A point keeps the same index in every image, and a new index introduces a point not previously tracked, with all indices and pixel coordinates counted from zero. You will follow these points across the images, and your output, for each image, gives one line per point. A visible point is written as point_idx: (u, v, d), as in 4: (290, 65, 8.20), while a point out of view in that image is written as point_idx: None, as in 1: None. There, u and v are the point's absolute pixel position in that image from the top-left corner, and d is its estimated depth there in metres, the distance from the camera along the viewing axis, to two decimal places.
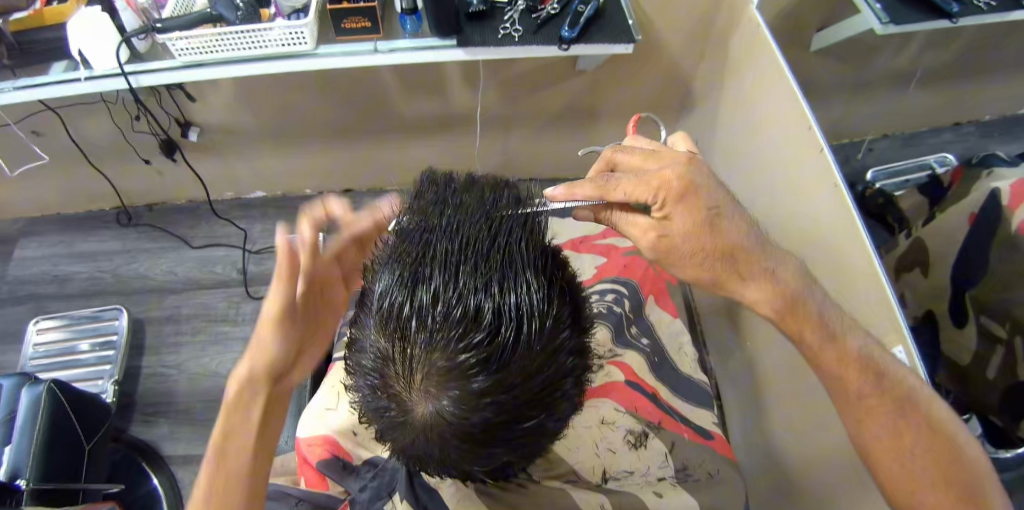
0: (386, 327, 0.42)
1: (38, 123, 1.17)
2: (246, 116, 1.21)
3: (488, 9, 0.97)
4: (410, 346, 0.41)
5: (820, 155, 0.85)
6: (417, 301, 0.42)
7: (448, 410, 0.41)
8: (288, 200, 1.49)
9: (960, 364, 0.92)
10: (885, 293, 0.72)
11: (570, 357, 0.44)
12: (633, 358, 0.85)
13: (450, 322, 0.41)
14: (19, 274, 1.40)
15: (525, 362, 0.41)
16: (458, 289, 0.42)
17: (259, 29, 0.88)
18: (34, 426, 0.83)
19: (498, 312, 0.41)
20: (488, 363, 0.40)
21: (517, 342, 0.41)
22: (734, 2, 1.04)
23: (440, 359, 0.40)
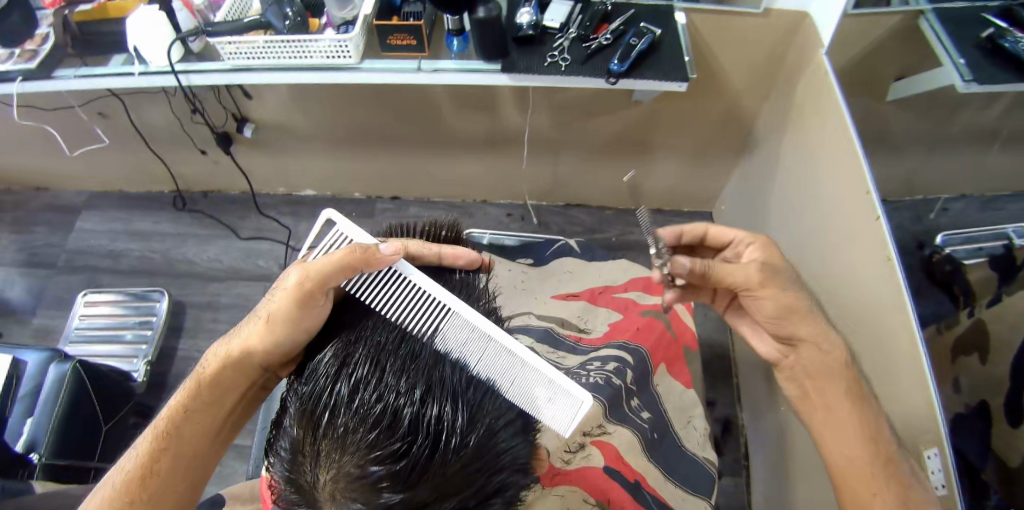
0: (307, 422, 0.47)
1: (104, 106, 1.23)
2: (298, 118, 1.22)
3: (539, 34, 0.93)
4: (325, 443, 0.45)
5: (875, 225, 0.78)
6: (339, 399, 0.47)
7: None
8: (337, 201, 1.52)
9: (1010, 466, 0.81)
10: (929, 389, 0.66)
11: (494, 477, 0.46)
12: (623, 436, 0.82)
13: (367, 425, 0.44)
14: (78, 245, 1.49)
15: (437, 478, 0.43)
16: (380, 393, 0.46)
17: (307, 39, 0.89)
18: (54, 402, 0.92)
19: (415, 420, 0.45)
20: (398, 474, 0.43)
21: (431, 455, 0.43)
22: (805, 45, 0.97)
23: (352, 464, 0.43)
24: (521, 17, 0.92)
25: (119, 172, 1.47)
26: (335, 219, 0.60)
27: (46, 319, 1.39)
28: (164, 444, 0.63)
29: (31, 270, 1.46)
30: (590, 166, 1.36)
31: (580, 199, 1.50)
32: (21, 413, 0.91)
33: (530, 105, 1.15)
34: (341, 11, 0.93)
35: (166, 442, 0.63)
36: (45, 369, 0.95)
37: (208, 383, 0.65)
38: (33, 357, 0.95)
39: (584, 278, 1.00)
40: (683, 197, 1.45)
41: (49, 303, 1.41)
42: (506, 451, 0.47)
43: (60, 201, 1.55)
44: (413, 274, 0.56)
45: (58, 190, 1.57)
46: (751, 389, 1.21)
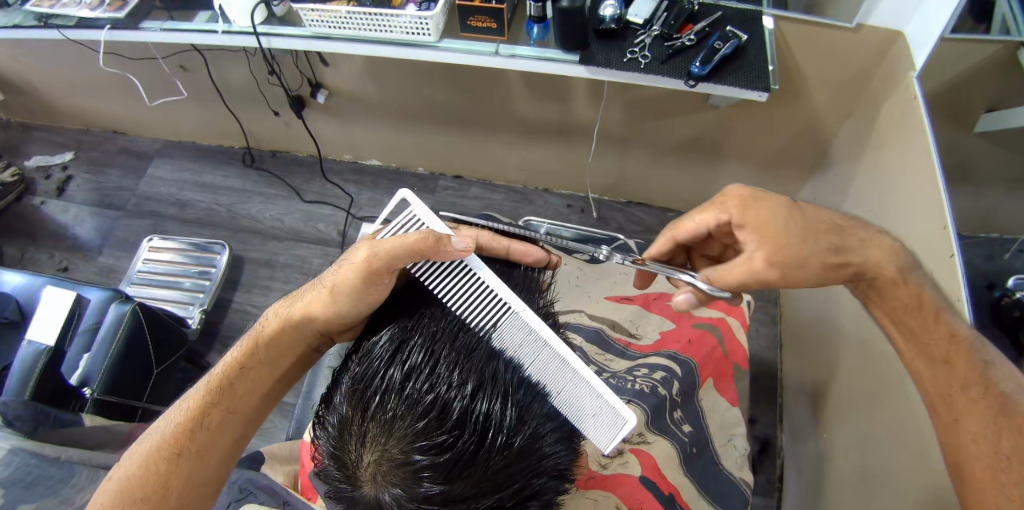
0: (359, 401, 0.52)
1: (185, 60, 1.27)
2: (370, 88, 1.23)
3: (621, 28, 0.91)
4: (372, 425, 0.50)
5: (948, 261, 0.75)
6: (391, 383, 0.52)
7: (394, 500, 0.48)
8: (400, 174, 1.55)
9: None
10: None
11: (535, 480, 0.50)
12: (662, 449, 0.81)
13: (416, 414, 0.49)
14: (148, 191, 1.56)
15: (477, 473, 0.47)
16: (431, 384, 0.51)
17: (389, 14, 0.89)
18: (111, 341, 0.97)
19: (463, 414, 0.49)
20: (439, 466, 0.47)
21: (474, 451, 0.48)
22: (897, 63, 0.92)
23: (399, 449, 0.48)
24: (605, 10, 0.91)
25: (192, 124, 1.53)
26: (410, 202, 0.61)
27: (113, 259, 1.47)
28: (216, 398, 0.64)
29: (102, 210, 1.54)
30: (656, 168, 1.34)
31: (641, 198, 1.48)
32: (79, 349, 0.97)
33: (603, 99, 1.14)
34: None
35: (220, 396, 0.64)
36: (106, 308, 1.02)
37: (267, 342, 0.68)
38: (96, 294, 1.03)
39: (639, 282, 1.01)
40: None
41: (115, 244, 1.49)
42: (552, 458, 0.51)
43: (135, 147, 1.63)
44: (485, 274, 0.57)
45: (134, 136, 1.64)
46: (795, 409, 1.19)
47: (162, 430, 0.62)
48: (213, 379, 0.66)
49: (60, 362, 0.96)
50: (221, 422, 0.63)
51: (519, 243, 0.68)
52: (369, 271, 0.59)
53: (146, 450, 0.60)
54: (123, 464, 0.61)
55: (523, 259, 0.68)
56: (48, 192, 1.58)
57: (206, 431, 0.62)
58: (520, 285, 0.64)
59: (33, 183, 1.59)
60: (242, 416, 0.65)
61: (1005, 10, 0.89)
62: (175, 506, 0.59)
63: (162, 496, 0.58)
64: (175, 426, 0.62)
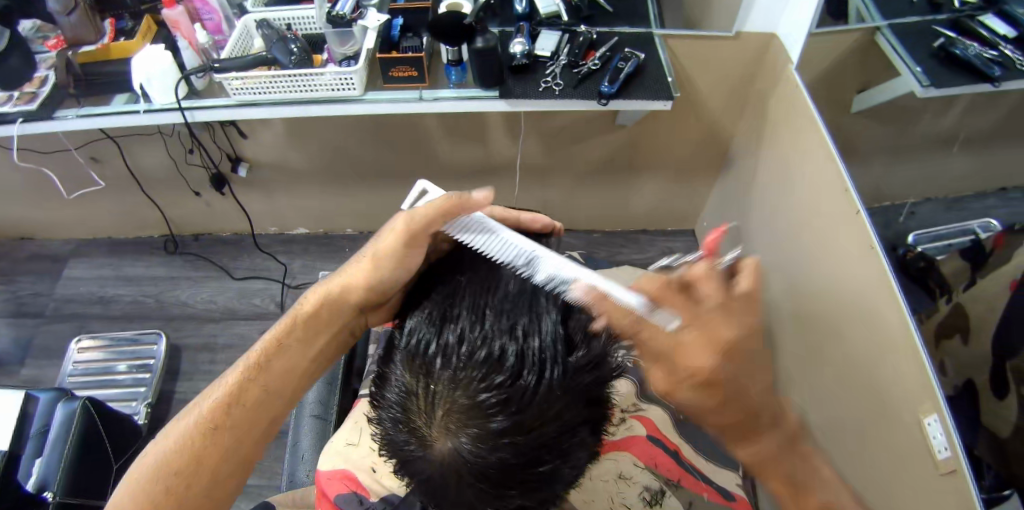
0: (413, 366, 0.49)
1: (98, 149, 1.24)
2: (292, 154, 1.25)
3: (531, 63, 0.99)
4: (432, 381, 0.47)
5: (856, 218, 0.85)
6: (445, 342, 0.49)
7: (466, 450, 0.46)
8: (329, 238, 1.54)
9: (999, 435, 0.83)
10: (922, 359, 0.70)
11: (591, 403, 0.49)
12: (659, 413, 0.85)
13: (477, 361, 0.47)
14: (66, 293, 1.47)
15: (544, 403, 0.47)
16: (485, 332, 0.48)
17: (311, 74, 0.93)
18: (65, 441, 0.92)
19: (521, 355, 0.47)
20: (510, 402, 0.46)
21: (539, 385, 0.47)
22: (774, 62, 1.05)
23: (465, 395, 0.46)
24: (514, 48, 0.98)
25: (110, 217, 1.47)
26: (427, 187, 0.70)
27: (37, 368, 1.36)
28: (254, 376, 0.63)
29: (18, 319, 1.43)
30: (579, 191, 1.42)
31: (568, 224, 1.55)
32: (30, 454, 0.91)
33: (519, 134, 1.21)
34: (342, 47, 0.99)
35: (257, 374, 0.63)
36: (53, 408, 0.96)
37: (305, 319, 0.67)
38: (44, 394, 0.97)
39: None
40: (669, 215, 1.51)
41: (38, 352, 1.38)
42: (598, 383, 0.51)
43: (46, 250, 1.54)
44: (506, 234, 0.59)
45: (45, 239, 1.55)
46: None
47: (202, 406, 0.61)
48: (248, 359, 0.64)
49: (14, 467, 0.88)
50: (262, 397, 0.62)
51: (526, 213, 0.73)
52: (410, 235, 0.62)
53: (185, 428, 0.59)
54: (156, 448, 0.59)
55: (535, 227, 0.73)
56: None
57: (246, 405, 0.61)
58: (537, 247, 0.69)
59: None
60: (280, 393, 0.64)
61: (858, 4, 1.03)
62: (206, 487, 0.58)
63: (193, 478, 0.57)
64: (212, 402, 0.60)
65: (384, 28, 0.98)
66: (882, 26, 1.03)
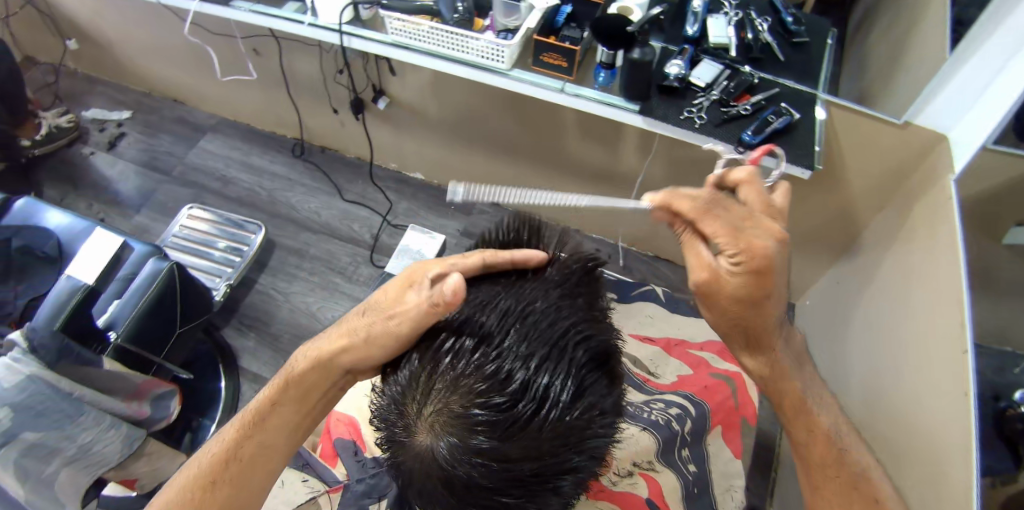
0: (428, 359, 0.54)
1: (260, 44, 1.33)
2: (430, 102, 1.29)
3: (682, 88, 0.96)
4: (436, 377, 0.52)
5: (960, 357, 0.78)
6: (462, 349, 0.53)
7: (442, 452, 0.51)
8: (440, 191, 1.59)
9: None
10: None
11: (575, 456, 0.52)
12: (669, 480, 0.83)
13: (481, 376, 0.51)
14: (195, 162, 1.61)
15: (528, 440, 0.49)
16: (499, 351, 0.52)
17: (469, 36, 0.95)
18: (145, 291, 1.04)
19: (524, 385, 0.50)
20: (495, 425, 0.49)
21: (531, 418, 0.50)
22: (932, 168, 0.97)
23: (459, 404, 0.50)
24: (669, 68, 0.96)
25: (251, 106, 1.59)
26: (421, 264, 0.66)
27: (149, 220, 1.51)
28: (250, 430, 0.68)
29: (148, 171, 1.58)
30: None
31: (668, 255, 1.52)
32: (111, 294, 1.05)
33: (650, 154, 1.19)
34: (506, 19, 1.00)
35: (253, 427, 0.69)
36: (143, 261, 1.10)
37: (296, 379, 0.70)
38: (138, 247, 1.12)
39: (663, 327, 1.07)
40: None
41: (155, 206, 1.53)
42: (591, 443, 0.53)
43: (191, 118, 1.68)
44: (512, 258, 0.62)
45: (192, 107, 1.70)
46: (788, 488, 1.18)
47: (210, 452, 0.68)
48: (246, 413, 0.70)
49: (89, 303, 1.00)
50: (268, 434, 0.68)
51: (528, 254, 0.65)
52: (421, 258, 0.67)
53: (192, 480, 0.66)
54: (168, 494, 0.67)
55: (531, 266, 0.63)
56: (100, 144, 1.63)
57: (251, 445, 0.68)
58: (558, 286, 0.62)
59: (86, 132, 1.65)
60: (282, 431, 0.69)
61: None
62: None
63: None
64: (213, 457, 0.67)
65: (550, 13, 0.99)
66: None
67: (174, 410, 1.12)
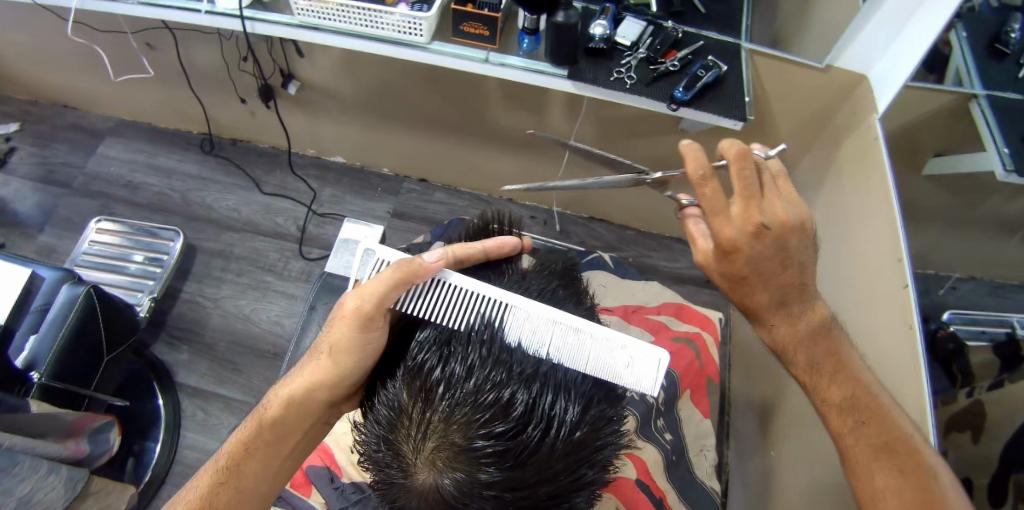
0: (415, 392, 0.51)
1: (152, 36, 1.21)
2: (345, 84, 1.22)
3: (608, 48, 0.94)
4: (429, 412, 0.49)
5: (902, 292, 0.81)
6: (452, 376, 0.50)
7: (449, 487, 0.49)
8: (364, 173, 1.52)
9: None
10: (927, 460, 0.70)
11: (589, 470, 0.52)
12: (650, 454, 0.87)
13: (481, 405, 0.49)
14: (97, 170, 1.48)
15: (541, 463, 0.49)
16: (494, 378, 0.50)
17: (381, 10, 0.89)
18: (63, 322, 0.94)
19: (527, 410, 0.49)
20: (505, 454, 0.48)
21: (539, 442, 0.49)
22: (855, 109, 1.00)
23: (460, 438, 0.48)
24: (594, 29, 0.92)
25: (153, 105, 1.46)
26: (373, 251, 0.62)
27: (54, 239, 1.38)
28: (224, 478, 0.67)
29: (45, 187, 1.45)
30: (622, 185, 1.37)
31: (602, 214, 1.51)
32: (26, 330, 0.95)
33: (578, 115, 1.16)
34: None
35: (228, 476, 0.67)
36: (58, 287, 1.00)
37: (270, 422, 0.69)
38: (49, 273, 1.01)
39: (617, 295, 1.06)
40: None
41: (59, 224, 1.40)
42: (602, 454, 0.53)
43: (86, 123, 1.54)
44: (455, 278, 0.57)
45: (85, 111, 1.55)
46: (739, 426, 1.24)
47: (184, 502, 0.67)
48: (219, 461, 0.69)
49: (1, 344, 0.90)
50: (246, 479, 0.68)
51: (492, 239, 0.65)
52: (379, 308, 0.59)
53: None
54: None
55: (500, 253, 0.66)
56: None
57: (230, 493, 0.67)
58: (515, 278, 0.63)
59: None
60: (262, 474, 0.69)
61: (960, 64, 1.00)
62: None
63: None
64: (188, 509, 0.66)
65: None
66: (980, 95, 1.03)
67: (115, 440, 1.05)
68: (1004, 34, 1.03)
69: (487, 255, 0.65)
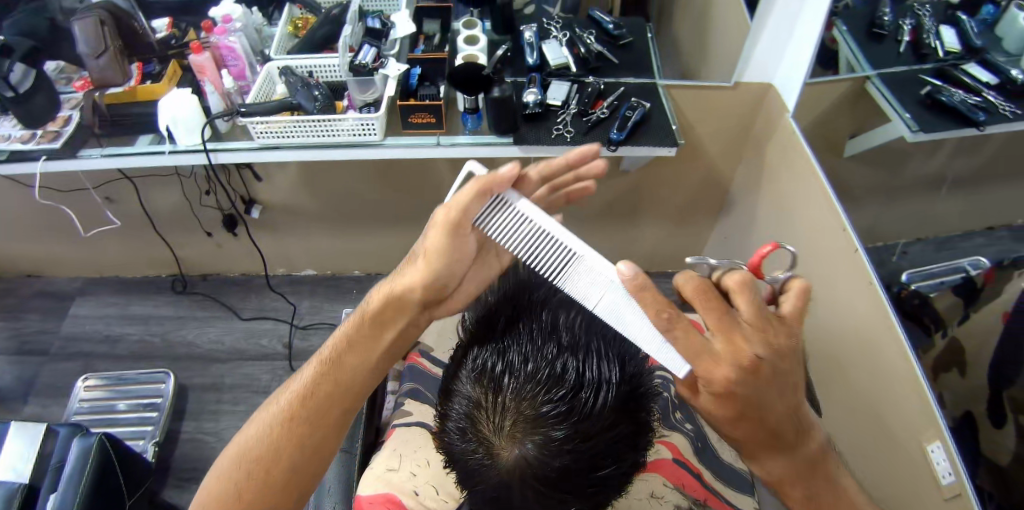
0: (480, 383, 0.50)
1: (114, 190, 1.27)
2: (306, 199, 1.30)
3: (543, 111, 1.04)
4: (499, 394, 0.49)
5: (854, 256, 0.90)
6: (510, 363, 0.50)
7: (533, 457, 0.47)
8: (337, 279, 1.57)
9: (998, 464, 0.91)
10: (925, 391, 0.76)
11: (640, 418, 0.52)
12: (679, 440, 0.87)
13: (541, 377, 0.49)
14: (72, 332, 1.47)
15: (605, 414, 0.49)
16: (545, 354, 0.50)
17: (334, 120, 0.99)
18: (82, 470, 0.92)
19: (580, 372, 0.49)
20: (572, 411, 0.48)
21: (598, 396, 0.49)
22: (769, 117, 1.13)
23: (531, 407, 0.47)
24: (527, 97, 1.04)
25: (121, 256, 1.50)
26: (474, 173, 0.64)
27: (40, 408, 1.36)
28: (324, 370, 0.64)
29: (22, 358, 1.43)
30: (582, 234, 1.47)
31: None
32: (47, 488, 0.94)
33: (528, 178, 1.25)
34: (364, 94, 1.06)
35: (329, 369, 0.64)
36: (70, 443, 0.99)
37: (371, 316, 0.66)
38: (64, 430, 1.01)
39: None
40: (668, 257, 1.56)
41: (43, 391, 1.38)
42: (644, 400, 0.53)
43: (54, 288, 1.55)
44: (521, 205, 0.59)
45: (53, 277, 1.57)
46: None
47: (284, 395, 0.64)
48: (319, 359, 0.65)
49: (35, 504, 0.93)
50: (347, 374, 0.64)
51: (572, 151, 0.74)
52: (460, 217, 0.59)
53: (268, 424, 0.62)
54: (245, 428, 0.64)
55: (583, 162, 0.74)
56: None
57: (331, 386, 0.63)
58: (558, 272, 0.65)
59: None
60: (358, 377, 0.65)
61: (847, 55, 1.17)
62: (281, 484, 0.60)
63: (272, 464, 0.60)
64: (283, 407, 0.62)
65: (403, 78, 1.05)
66: (872, 75, 1.18)
67: None
68: (880, 19, 1.24)
69: (567, 164, 0.74)
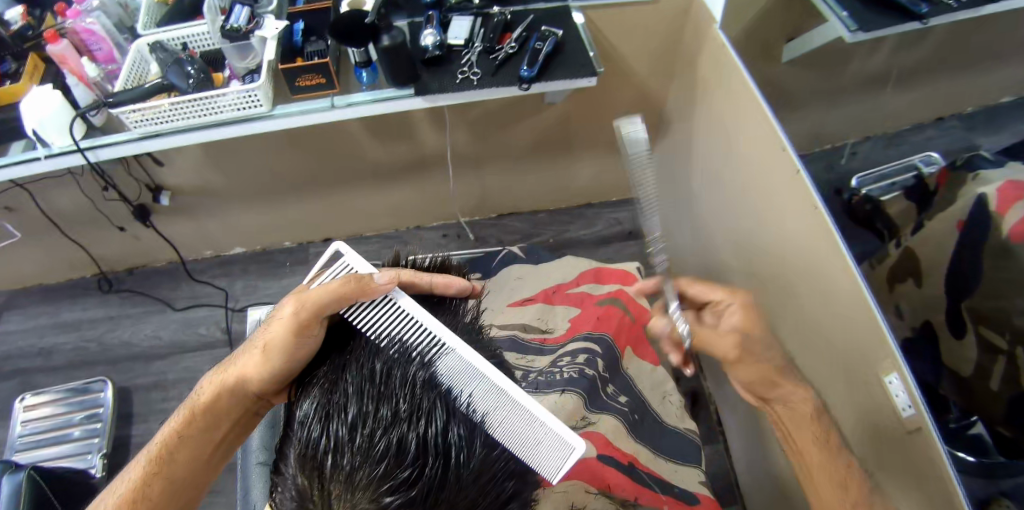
0: (308, 469, 0.43)
1: (7, 199, 1.17)
2: (212, 177, 1.20)
3: (445, 53, 0.94)
4: (328, 485, 0.41)
5: (797, 179, 0.82)
6: (340, 439, 0.43)
7: None
8: (268, 254, 1.50)
9: (961, 374, 0.84)
10: (869, 308, 0.70)
11: (504, 482, 0.45)
12: (607, 424, 0.86)
13: (374, 457, 0.42)
14: (4, 349, 1.41)
15: (453, 490, 0.42)
16: (381, 425, 0.44)
17: (212, 95, 0.88)
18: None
19: (421, 443, 0.43)
20: (414, 493, 0.41)
21: (444, 469, 0.42)
22: (698, 26, 1.02)
23: (363, 497, 0.40)
24: (425, 39, 0.93)
25: (36, 265, 1.40)
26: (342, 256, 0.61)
27: None
28: (156, 467, 0.60)
29: None
30: (515, 175, 1.40)
31: (511, 208, 1.52)
32: None
33: (445, 125, 1.18)
34: (243, 61, 0.96)
35: (161, 464, 0.60)
36: None
37: (202, 410, 0.62)
38: None
39: (533, 283, 1.09)
40: (608, 186, 1.50)
41: None
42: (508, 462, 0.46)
43: None
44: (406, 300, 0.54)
45: None
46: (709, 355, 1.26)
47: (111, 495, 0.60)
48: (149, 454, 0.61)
49: None
50: (179, 466, 0.61)
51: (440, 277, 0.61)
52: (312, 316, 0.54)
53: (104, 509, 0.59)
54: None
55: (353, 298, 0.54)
56: None
57: (162, 483, 0.60)
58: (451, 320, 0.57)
59: None
60: (196, 465, 0.62)
61: None
62: None
63: None
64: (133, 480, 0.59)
65: (284, 35, 0.94)
66: None
67: None
68: None
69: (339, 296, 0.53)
